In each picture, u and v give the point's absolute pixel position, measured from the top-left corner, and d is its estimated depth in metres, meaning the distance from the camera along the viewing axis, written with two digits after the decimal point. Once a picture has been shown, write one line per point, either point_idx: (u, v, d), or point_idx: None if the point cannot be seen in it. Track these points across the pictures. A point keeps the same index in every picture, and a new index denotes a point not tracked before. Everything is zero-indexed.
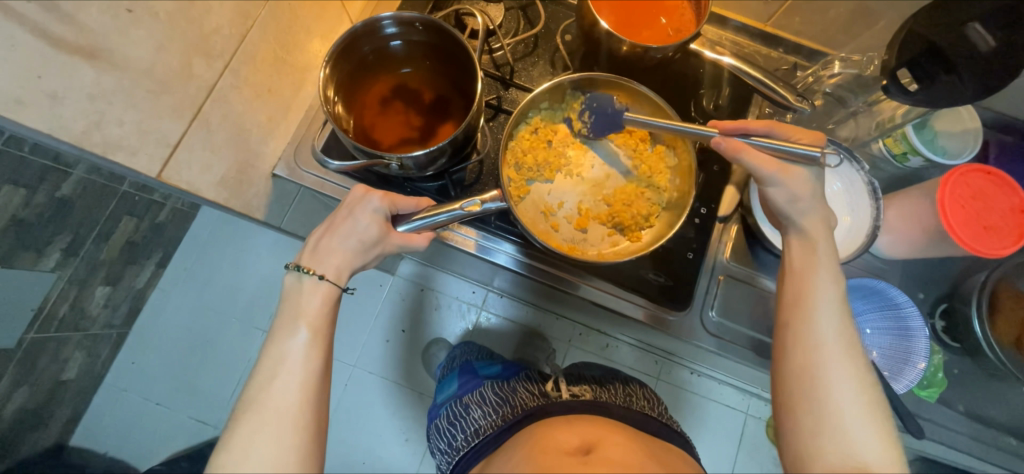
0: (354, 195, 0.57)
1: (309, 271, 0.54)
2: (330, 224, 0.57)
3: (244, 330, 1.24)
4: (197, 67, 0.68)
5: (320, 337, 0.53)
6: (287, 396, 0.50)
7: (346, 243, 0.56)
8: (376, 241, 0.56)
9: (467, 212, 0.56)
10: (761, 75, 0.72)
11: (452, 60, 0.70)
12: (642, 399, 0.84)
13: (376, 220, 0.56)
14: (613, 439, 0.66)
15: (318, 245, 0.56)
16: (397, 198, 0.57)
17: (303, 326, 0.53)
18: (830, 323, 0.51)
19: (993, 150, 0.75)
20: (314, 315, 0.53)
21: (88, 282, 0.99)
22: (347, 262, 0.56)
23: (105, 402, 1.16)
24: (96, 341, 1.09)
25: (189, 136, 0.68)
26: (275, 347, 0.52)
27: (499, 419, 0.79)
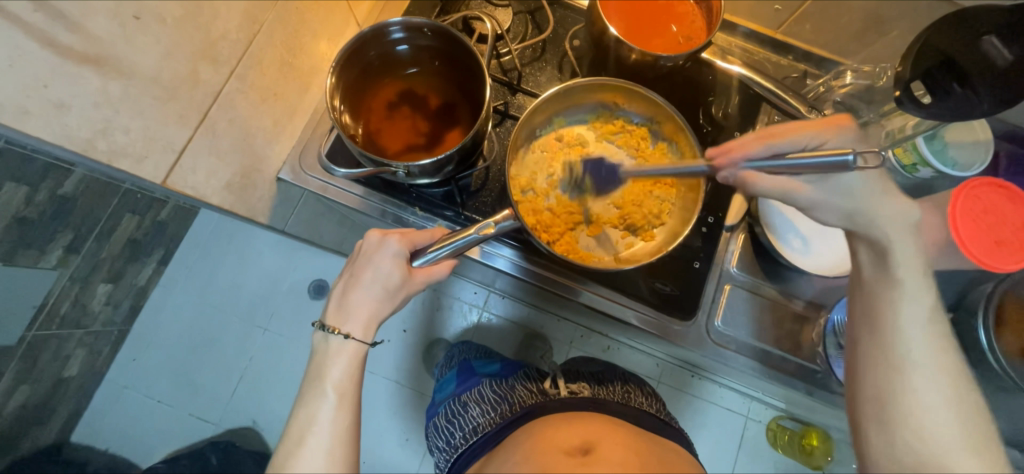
0: (371, 241, 0.58)
1: (334, 331, 0.55)
2: (352, 275, 0.57)
3: (246, 328, 1.24)
4: (204, 73, 0.67)
5: (347, 398, 0.54)
6: (315, 462, 0.50)
7: (369, 292, 0.56)
8: (400, 285, 0.57)
9: (482, 236, 0.56)
10: (772, 85, 0.72)
11: (456, 62, 0.69)
12: (640, 396, 0.83)
13: (397, 264, 0.56)
14: (611, 438, 0.65)
15: (344, 300, 0.57)
16: (414, 236, 0.58)
17: (329, 389, 0.54)
18: (910, 317, 0.47)
19: (1004, 161, 0.74)
20: (339, 377, 0.54)
21: (90, 280, 0.99)
22: (373, 312, 0.56)
23: (105, 401, 1.15)
24: (97, 338, 1.08)
25: (195, 141, 0.68)
26: (304, 410, 0.53)
27: (497, 415, 0.79)
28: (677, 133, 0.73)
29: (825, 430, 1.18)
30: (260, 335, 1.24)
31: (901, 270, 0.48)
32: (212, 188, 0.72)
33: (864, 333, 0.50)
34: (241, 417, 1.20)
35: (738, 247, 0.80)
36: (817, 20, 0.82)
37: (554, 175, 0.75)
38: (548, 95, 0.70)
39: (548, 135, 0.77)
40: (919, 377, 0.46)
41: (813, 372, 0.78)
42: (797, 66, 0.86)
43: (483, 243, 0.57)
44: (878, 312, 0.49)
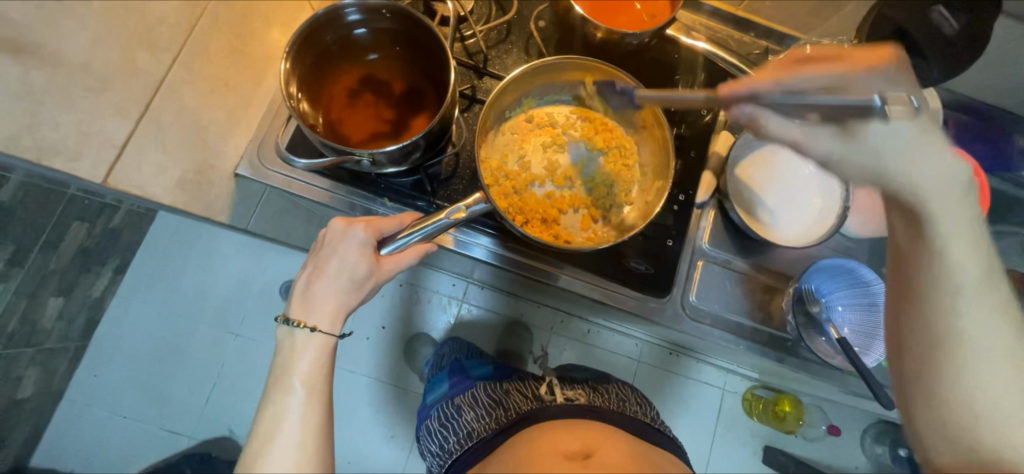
0: (334, 231, 0.56)
1: (300, 324, 0.53)
2: (316, 266, 0.55)
3: (215, 335, 1.18)
4: (141, 61, 0.69)
5: (315, 391, 0.52)
6: (287, 458, 0.49)
7: (334, 284, 0.54)
8: (368, 275, 0.55)
9: (453, 220, 0.56)
10: (734, 59, 0.74)
11: (420, 46, 0.66)
12: (635, 405, 0.84)
13: (364, 254, 0.55)
14: (612, 445, 0.66)
15: (308, 293, 0.55)
16: (379, 223, 0.56)
17: (297, 383, 0.52)
18: (973, 303, 0.42)
19: None
20: (308, 369, 0.52)
21: (39, 294, 0.92)
22: (343, 303, 0.55)
23: (69, 418, 1.10)
24: (52, 355, 1.02)
25: (136, 137, 0.68)
26: (272, 407, 0.51)
27: (492, 421, 0.78)
28: (647, 111, 0.73)
29: (796, 396, 1.24)
30: (233, 343, 1.19)
31: (940, 241, 0.42)
32: (162, 186, 0.71)
33: (904, 330, 0.46)
34: (215, 428, 1.15)
35: (709, 224, 0.81)
36: None
37: (526, 157, 0.74)
38: (515, 76, 0.68)
39: (518, 118, 0.76)
40: (961, 308, 0.42)
41: (783, 340, 0.80)
42: (758, 42, 0.86)
43: (453, 226, 0.58)
44: (914, 249, 0.44)
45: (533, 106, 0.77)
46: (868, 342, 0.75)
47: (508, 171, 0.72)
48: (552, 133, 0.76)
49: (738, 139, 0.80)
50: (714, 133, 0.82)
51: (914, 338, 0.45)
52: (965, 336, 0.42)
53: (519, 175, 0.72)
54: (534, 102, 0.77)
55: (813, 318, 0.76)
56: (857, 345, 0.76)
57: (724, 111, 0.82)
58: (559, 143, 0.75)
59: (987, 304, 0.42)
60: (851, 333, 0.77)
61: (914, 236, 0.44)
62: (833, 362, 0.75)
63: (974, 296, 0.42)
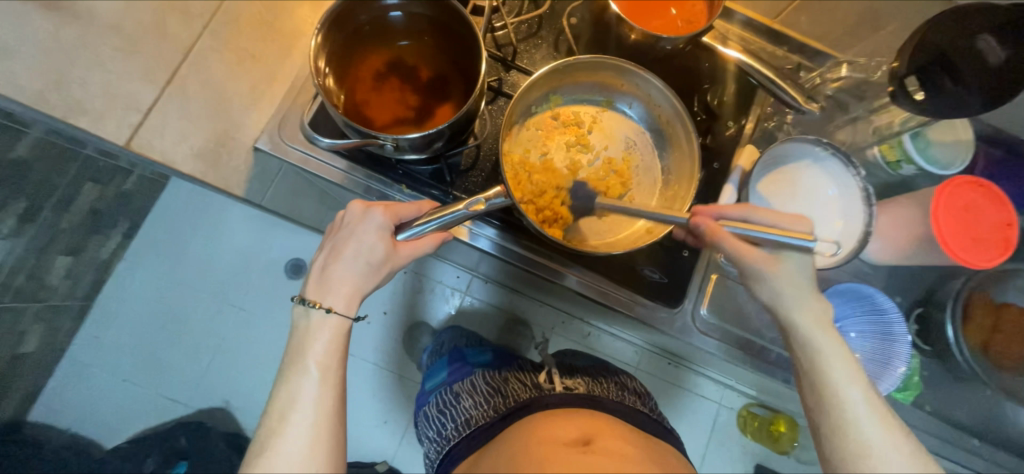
0: (353, 213, 0.55)
1: (316, 305, 0.53)
2: (334, 247, 0.55)
3: (219, 307, 1.20)
4: (170, 27, 0.78)
5: (330, 374, 0.52)
6: (301, 439, 0.48)
7: (353, 267, 0.54)
8: (384, 259, 0.54)
9: (472, 212, 0.55)
10: (767, 73, 0.73)
11: (452, 34, 0.65)
12: (632, 394, 0.84)
13: (382, 238, 0.54)
14: (611, 433, 0.65)
15: (325, 274, 0.54)
16: (399, 208, 0.56)
17: (312, 364, 0.52)
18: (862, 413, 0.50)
19: (982, 162, 0.79)
20: (323, 351, 0.52)
21: (48, 250, 0.92)
22: (358, 287, 0.54)
23: (65, 379, 1.05)
24: (56, 313, 1.01)
25: (161, 102, 0.77)
26: (285, 388, 0.50)
27: (491, 408, 0.78)
28: (676, 117, 0.72)
29: (792, 416, 1.22)
30: (237, 315, 1.20)
31: (831, 360, 0.52)
32: (182, 155, 0.76)
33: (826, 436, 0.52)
34: (213, 398, 1.17)
35: None
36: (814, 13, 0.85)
37: (550, 155, 0.72)
38: (537, 78, 0.67)
39: (543, 115, 0.75)
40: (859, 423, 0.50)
41: (791, 362, 0.79)
42: (791, 57, 0.85)
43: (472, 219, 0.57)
44: (823, 393, 0.52)
45: (559, 104, 0.75)
46: (880, 370, 0.74)
47: (527, 166, 0.71)
48: (579, 130, 0.74)
49: (764, 153, 0.78)
50: (738, 146, 0.79)
51: (830, 442, 0.52)
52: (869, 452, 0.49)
53: (541, 170, 0.71)
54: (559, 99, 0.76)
55: None
56: (868, 373, 0.74)
57: (751, 124, 0.80)
58: (586, 142, 0.74)
59: (873, 421, 0.50)
60: (864, 361, 0.75)
61: (808, 355, 0.54)
62: None
63: (866, 413, 0.51)
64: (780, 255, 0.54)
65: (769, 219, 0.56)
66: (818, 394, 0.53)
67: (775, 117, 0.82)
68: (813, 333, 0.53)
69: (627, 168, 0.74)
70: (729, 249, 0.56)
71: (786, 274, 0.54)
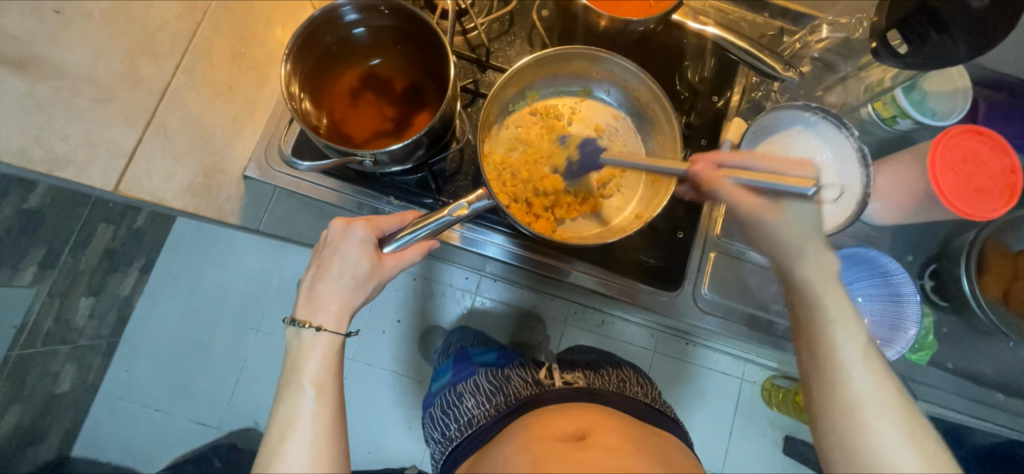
0: (335, 230, 0.56)
1: (306, 325, 0.54)
2: (321, 266, 0.56)
3: (238, 331, 1.22)
4: (144, 69, 0.64)
5: (327, 390, 0.53)
6: (301, 454, 0.49)
7: (339, 283, 0.55)
8: (370, 272, 0.55)
9: (456, 217, 0.55)
10: (746, 44, 0.65)
11: (421, 42, 0.65)
12: (636, 385, 0.84)
13: (366, 252, 0.55)
14: (606, 425, 0.65)
15: (313, 293, 0.56)
16: (380, 222, 0.57)
17: (307, 383, 0.53)
18: (857, 363, 0.47)
19: (982, 108, 0.76)
20: (317, 369, 0.53)
21: (70, 294, 0.96)
22: (345, 302, 0.55)
23: (104, 411, 1.17)
24: (85, 352, 1.07)
25: (144, 144, 0.64)
26: (284, 408, 0.52)
27: (492, 407, 0.79)
28: (656, 98, 0.71)
29: None
30: (253, 337, 1.22)
31: (828, 302, 0.49)
32: (172, 192, 0.67)
33: (818, 395, 0.48)
34: (241, 419, 1.20)
35: (721, 215, 0.78)
36: None
37: (534, 149, 0.72)
38: (522, 66, 0.67)
39: (521, 113, 0.75)
40: (854, 372, 0.47)
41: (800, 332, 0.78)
42: (773, 23, 0.83)
43: (456, 223, 0.57)
44: (819, 343, 0.49)
45: (536, 100, 0.75)
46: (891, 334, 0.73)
47: (512, 163, 0.71)
48: (559, 122, 0.74)
49: (750, 125, 0.76)
50: (725, 120, 0.78)
51: (819, 396, 0.48)
52: (861, 404, 0.45)
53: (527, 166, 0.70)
54: (535, 96, 0.75)
55: None
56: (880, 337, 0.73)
57: (737, 96, 0.79)
58: (567, 134, 0.74)
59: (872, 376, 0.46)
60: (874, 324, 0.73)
61: (807, 305, 0.51)
62: None
63: (863, 365, 0.47)
64: (780, 203, 0.53)
65: (768, 166, 0.53)
66: (808, 339, 0.50)
67: (761, 87, 0.80)
68: (806, 251, 0.52)
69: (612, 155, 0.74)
70: (727, 196, 0.56)
71: (789, 222, 0.53)
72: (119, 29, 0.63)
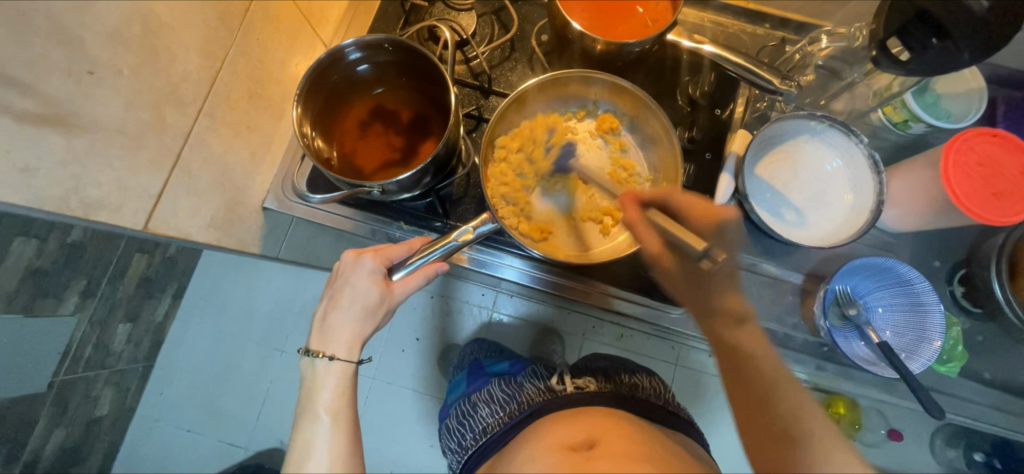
0: (345, 262, 0.59)
1: (319, 355, 0.56)
2: (332, 297, 0.58)
3: (264, 353, 1.26)
4: (169, 117, 0.62)
5: (341, 418, 0.55)
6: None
7: (349, 313, 0.57)
8: (380, 301, 0.57)
9: (462, 242, 0.57)
10: (742, 60, 0.65)
11: (423, 74, 0.68)
12: (648, 387, 0.82)
13: (374, 281, 0.57)
14: (617, 432, 0.66)
15: (325, 324, 0.58)
16: (388, 252, 0.59)
17: (322, 412, 0.55)
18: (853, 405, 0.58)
19: (1002, 106, 0.74)
20: (330, 398, 0.55)
21: (108, 321, 1.01)
22: (357, 331, 0.57)
23: (140, 433, 1.22)
24: (122, 376, 1.13)
25: (172, 185, 0.64)
26: (302, 435, 0.54)
27: (507, 415, 0.79)
28: (652, 116, 0.72)
29: None
30: (278, 358, 1.26)
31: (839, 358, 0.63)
32: (198, 226, 0.70)
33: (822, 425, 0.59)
34: (268, 439, 1.23)
35: None
36: None
37: (542, 161, 0.74)
38: (532, 85, 0.70)
39: (517, 133, 0.75)
40: None
41: (819, 345, 0.77)
42: (774, 34, 0.83)
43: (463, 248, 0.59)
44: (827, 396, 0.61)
45: (532, 122, 0.76)
46: (915, 344, 0.70)
47: (522, 177, 0.73)
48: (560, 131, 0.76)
49: (756, 135, 0.75)
50: (730, 131, 0.77)
51: None
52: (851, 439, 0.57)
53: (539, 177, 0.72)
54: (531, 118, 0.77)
55: (850, 321, 0.72)
56: (902, 348, 0.71)
57: (742, 107, 0.78)
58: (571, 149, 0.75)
59: None
60: (893, 336, 0.72)
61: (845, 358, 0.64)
62: (877, 369, 0.69)
63: None
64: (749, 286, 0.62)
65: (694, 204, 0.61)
66: None
67: (766, 98, 0.80)
68: None
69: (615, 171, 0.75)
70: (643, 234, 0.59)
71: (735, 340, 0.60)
72: (146, 84, 0.59)
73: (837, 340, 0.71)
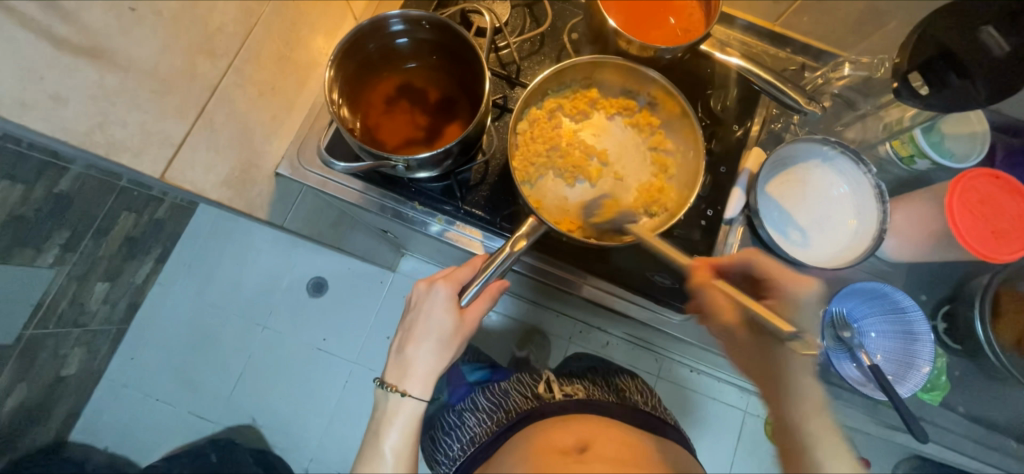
0: (419, 293, 0.62)
1: (394, 389, 0.61)
2: (410, 333, 0.62)
3: (245, 326, 1.24)
4: (201, 66, 0.64)
5: (404, 455, 0.62)
6: None
7: (426, 345, 0.61)
8: (454, 330, 0.61)
9: (514, 254, 0.58)
10: (770, 76, 0.68)
11: (458, 58, 0.69)
12: (634, 393, 0.84)
13: (447, 311, 0.60)
14: (607, 437, 0.69)
15: (404, 360, 0.62)
16: (453, 277, 0.61)
17: (388, 449, 0.62)
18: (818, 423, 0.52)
19: (1000, 153, 0.77)
20: (397, 434, 0.62)
21: (88, 277, 0.97)
22: (432, 365, 0.61)
23: (106, 399, 1.18)
24: (95, 336, 1.09)
25: (193, 137, 0.64)
26: (369, 465, 0.62)
27: (492, 425, 0.79)
28: (677, 115, 0.74)
29: None
30: (259, 333, 1.24)
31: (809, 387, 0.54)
32: (211, 183, 0.68)
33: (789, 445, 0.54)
34: (241, 415, 1.20)
35: (737, 241, 0.78)
36: (814, 13, 0.84)
37: (563, 147, 0.75)
38: (542, 78, 0.70)
39: (537, 118, 0.75)
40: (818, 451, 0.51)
41: None
42: (795, 58, 0.85)
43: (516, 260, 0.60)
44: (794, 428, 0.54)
45: (549, 106, 0.76)
46: (903, 371, 0.74)
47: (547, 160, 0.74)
48: (589, 106, 0.77)
49: (770, 155, 0.77)
50: (744, 149, 0.79)
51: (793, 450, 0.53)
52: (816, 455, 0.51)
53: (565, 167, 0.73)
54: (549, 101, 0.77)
55: (844, 343, 0.74)
56: (891, 373, 0.74)
57: (758, 126, 0.80)
58: (593, 126, 0.78)
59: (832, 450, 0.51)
60: (885, 361, 0.75)
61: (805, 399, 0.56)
62: (865, 389, 0.72)
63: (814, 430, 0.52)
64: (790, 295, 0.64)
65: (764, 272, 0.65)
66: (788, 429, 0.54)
67: (781, 119, 0.83)
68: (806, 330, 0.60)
69: (631, 153, 0.77)
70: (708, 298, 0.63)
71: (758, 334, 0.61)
72: (183, 29, 0.62)
73: (832, 361, 0.73)
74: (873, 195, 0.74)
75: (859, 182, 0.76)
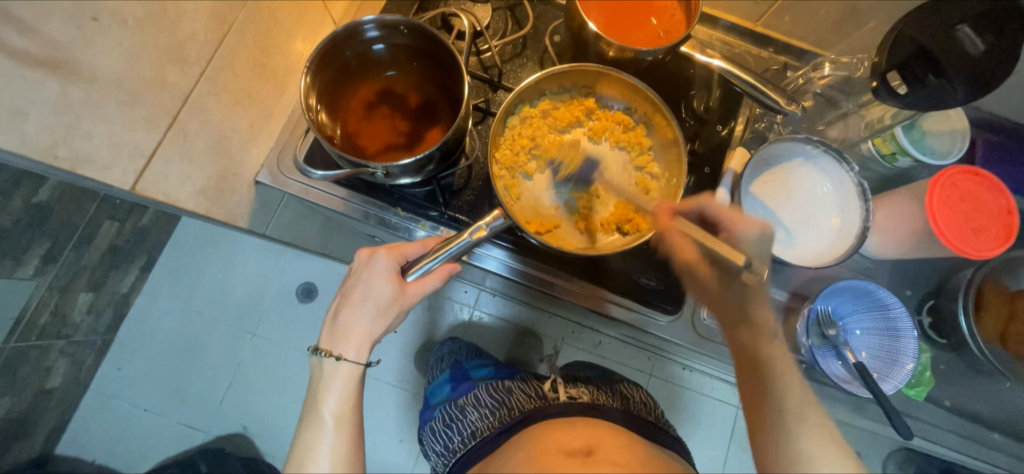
0: (360, 260, 0.61)
1: (328, 353, 0.59)
2: (346, 294, 0.61)
3: (235, 335, 1.22)
4: (171, 75, 0.63)
5: (345, 422, 0.58)
6: None
7: (363, 311, 0.60)
8: (393, 299, 0.59)
9: (475, 240, 0.58)
10: (751, 77, 0.67)
11: (437, 62, 0.68)
12: (637, 401, 0.84)
13: (388, 279, 0.59)
14: (612, 442, 0.67)
15: (338, 324, 0.61)
16: (402, 250, 0.62)
17: (326, 415, 0.58)
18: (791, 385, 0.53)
19: (980, 149, 0.78)
20: (336, 400, 0.58)
21: (70, 288, 0.95)
22: (370, 328, 0.60)
23: (90, 413, 1.14)
24: (79, 348, 1.06)
25: (165, 145, 0.64)
26: (305, 437, 0.57)
27: (496, 420, 0.79)
28: (662, 119, 0.74)
29: None
30: (249, 341, 1.22)
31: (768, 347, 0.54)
32: (187, 193, 0.68)
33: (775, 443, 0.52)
34: (231, 424, 1.18)
35: None
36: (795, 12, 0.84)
37: (549, 151, 0.75)
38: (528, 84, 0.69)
39: (525, 122, 0.75)
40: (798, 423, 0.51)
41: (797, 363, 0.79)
42: (777, 58, 0.86)
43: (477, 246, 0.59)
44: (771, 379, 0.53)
45: (540, 109, 0.76)
46: (888, 368, 0.74)
47: (530, 164, 0.75)
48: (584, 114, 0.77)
49: (753, 156, 0.77)
50: (729, 149, 0.80)
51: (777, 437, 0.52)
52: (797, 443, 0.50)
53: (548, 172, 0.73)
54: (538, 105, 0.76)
55: (828, 341, 0.75)
56: (876, 370, 0.74)
57: (742, 126, 0.80)
58: (582, 132, 0.77)
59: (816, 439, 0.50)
60: (870, 358, 0.75)
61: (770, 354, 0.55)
62: (849, 386, 0.73)
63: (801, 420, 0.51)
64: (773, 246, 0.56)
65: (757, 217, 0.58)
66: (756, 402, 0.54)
67: (765, 119, 0.83)
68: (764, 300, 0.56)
69: (617, 162, 0.77)
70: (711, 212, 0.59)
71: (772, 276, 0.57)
72: (149, 41, 0.61)
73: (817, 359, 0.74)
74: (856, 197, 0.74)
75: (843, 181, 0.76)
